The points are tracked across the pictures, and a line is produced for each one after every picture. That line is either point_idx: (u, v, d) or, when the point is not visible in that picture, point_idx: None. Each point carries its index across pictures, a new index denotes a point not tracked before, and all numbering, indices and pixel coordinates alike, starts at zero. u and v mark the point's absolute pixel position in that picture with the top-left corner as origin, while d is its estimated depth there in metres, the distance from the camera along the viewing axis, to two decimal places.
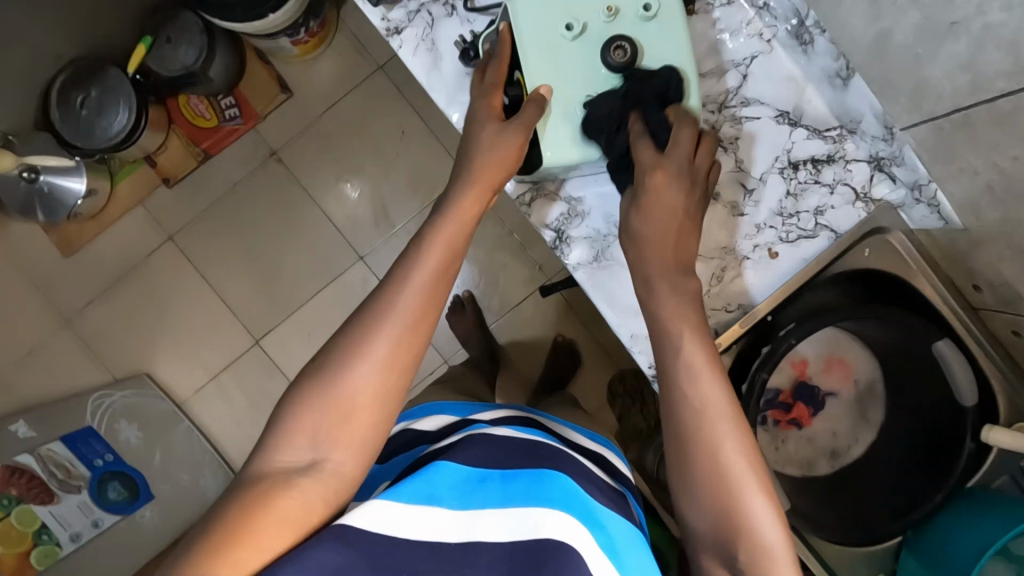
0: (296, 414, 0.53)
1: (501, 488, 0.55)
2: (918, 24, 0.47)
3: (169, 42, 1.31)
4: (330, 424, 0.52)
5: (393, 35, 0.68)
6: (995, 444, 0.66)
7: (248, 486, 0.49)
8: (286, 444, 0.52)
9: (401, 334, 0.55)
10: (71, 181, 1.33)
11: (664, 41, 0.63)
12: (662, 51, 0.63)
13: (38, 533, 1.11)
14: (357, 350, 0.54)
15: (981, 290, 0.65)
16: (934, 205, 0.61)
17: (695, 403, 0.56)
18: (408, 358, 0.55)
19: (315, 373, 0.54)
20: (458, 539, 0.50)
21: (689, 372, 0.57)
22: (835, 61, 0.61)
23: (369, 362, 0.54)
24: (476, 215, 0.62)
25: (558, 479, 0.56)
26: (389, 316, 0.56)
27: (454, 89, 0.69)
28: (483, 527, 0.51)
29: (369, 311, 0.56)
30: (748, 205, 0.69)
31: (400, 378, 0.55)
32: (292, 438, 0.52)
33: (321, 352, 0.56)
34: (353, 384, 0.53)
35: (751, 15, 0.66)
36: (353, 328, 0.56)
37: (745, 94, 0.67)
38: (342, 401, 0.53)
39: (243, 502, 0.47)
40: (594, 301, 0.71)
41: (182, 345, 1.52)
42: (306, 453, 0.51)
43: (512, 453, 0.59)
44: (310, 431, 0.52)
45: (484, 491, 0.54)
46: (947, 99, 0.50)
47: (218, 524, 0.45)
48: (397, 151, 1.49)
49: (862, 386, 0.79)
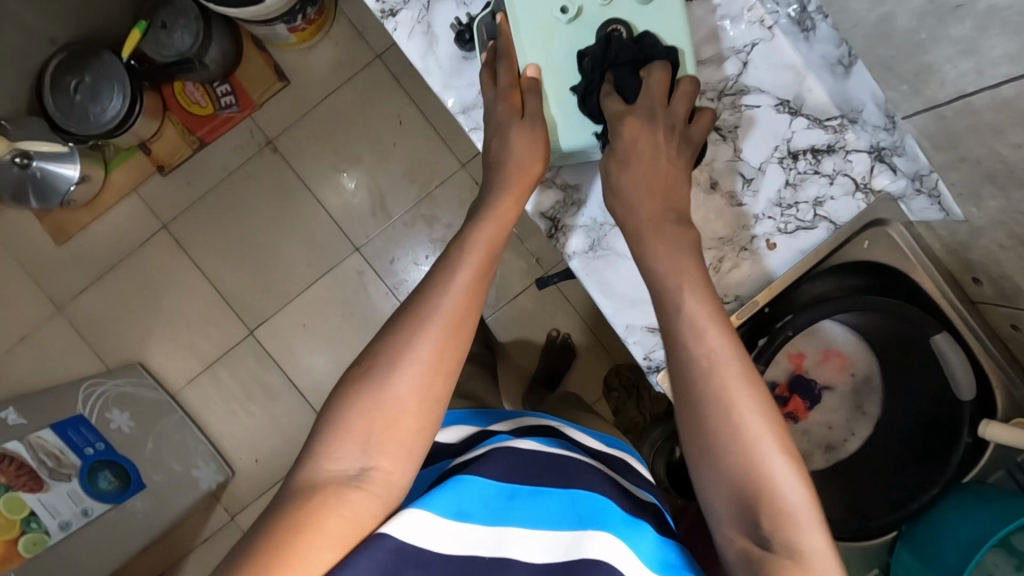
0: (345, 421, 0.53)
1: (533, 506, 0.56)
2: (921, 8, 0.46)
3: (163, 27, 1.29)
4: (379, 431, 0.53)
5: (388, 18, 0.67)
6: (992, 439, 0.65)
7: (300, 496, 0.49)
8: (336, 451, 0.52)
9: (443, 340, 0.55)
10: (64, 167, 1.32)
11: (661, 25, 0.61)
12: (658, 37, 0.61)
13: (27, 520, 1.05)
14: (401, 357, 0.54)
15: (980, 282, 0.64)
16: (935, 195, 0.60)
17: (706, 362, 0.53)
18: (451, 362, 0.55)
19: (361, 379, 0.54)
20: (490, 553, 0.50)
21: (696, 329, 0.54)
22: (837, 48, 0.59)
23: (413, 370, 0.54)
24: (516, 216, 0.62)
25: (594, 500, 0.57)
26: (432, 320, 0.55)
27: (450, 73, 0.67)
28: (513, 542, 0.51)
29: (412, 315, 0.56)
30: (746, 194, 0.68)
31: (444, 383, 0.55)
32: (341, 446, 0.52)
33: (365, 356, 0.56)
34: (398, 390, 0.53)
35: (752, 1, 0.65)
36: (395, 332, 0.56)
37: (744, 82, 0.66)
38: (388, 410, 0.53)
39: (298, 513, 0.48)
40: (590, 291, 0.71)
41: (175, 335, 1.51)
42: (356, 460, 0.52)
43: (540, 469, 0.60)
44: (360, 438, 0.52)
45: (513, 507, 0.55)
46: (949, 86, 0.49)
47: (275, 534, 0.46)
48: (394, 141, 1.48)
49: (859, 379, 0.78)
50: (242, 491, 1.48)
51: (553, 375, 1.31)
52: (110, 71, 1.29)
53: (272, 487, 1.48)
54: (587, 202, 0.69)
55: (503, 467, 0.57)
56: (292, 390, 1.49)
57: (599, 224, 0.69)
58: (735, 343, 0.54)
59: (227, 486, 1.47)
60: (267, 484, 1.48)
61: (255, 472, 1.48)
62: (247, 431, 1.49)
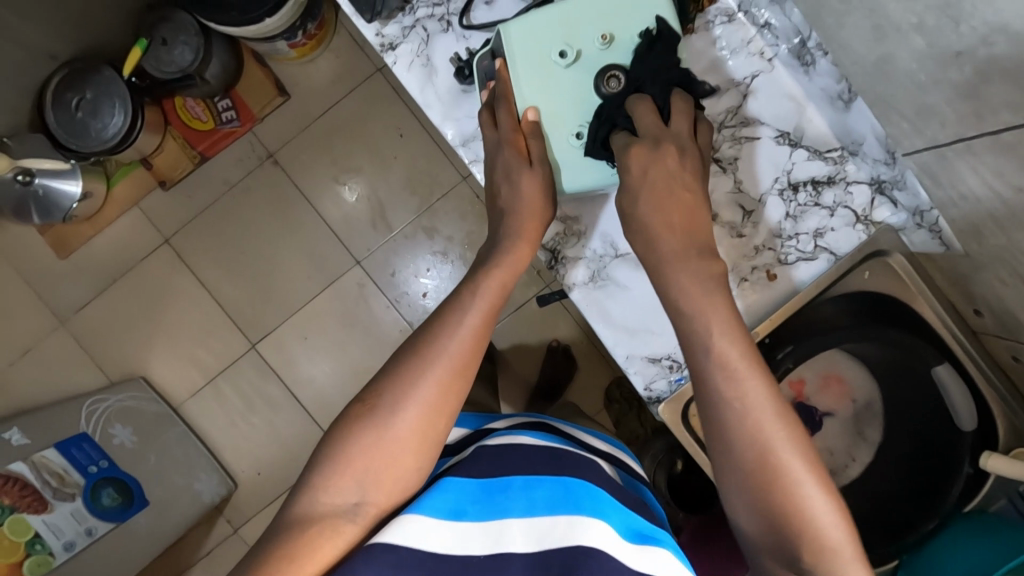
0: (345, 455, 0.53)
1: (525, 494, 0.56)
2: (921, 51, 0.46)
3: (164, 43, 1.29)
4: (377, 467, 0.53)
5: (387, 51, 0.67)
6: (993, 471, 0.65)
7: (295, 528, 0.50)
8: (332, 485, 0.52)
9: (446, 380, 0.56)
10: (66, 183, 1.33)
11: None
12: None
13: (32, 543, 1.06)
14: (402, 395, 0.55)
15: (982, 314, 0.64)
16: (936, 230, 0.60)
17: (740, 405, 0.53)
18: (451, 404, 0.56)
19: (364, 417, 0.55)
20: (487, 551, 0.50)
21: (726, 367, 0.54)
22: (837, 83, 0.59)
23: (414, 409, 0.55)
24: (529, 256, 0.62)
25: (595, 492, 0.56)
26: (436, 362, 0.56)
27: (449, 105, 0.67)
28: (510, 538, 0.52)
29: (417, 354, 0.57)
30: (746, 226, 0.68)
31: (443, 423, 0.56)
32: (338, 479, 0.52)
33: (368, 393, 0.56)
34: (399, 429, 0.54)
35: (752, 33, 0.65)
36: (398, 370, 0.56)
37: (745, 114, 0.66)
38: (388, 446, 0.53)
39: (292, 546, 0.48)
40: (590, 322, 0.71)
41: (177, 348, 1.51)
42: (353, 494, 0.52)
43: (541, 463, 0.59)
44: (357, 473, 0.53)
45: (508, 502, 0.55)
46: (950, 127, 0.49)
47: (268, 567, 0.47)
48: (394, 153, 1.48)
49: (860, 405, 0.77)
50: (244, 504, 1.48)
51: (554, 389, 1.31)
52: (110, 87, 1.28)
53: (274, 499, 1.48)
54: (587, 233, 0.69)
55: (500, 467, 0.58)
56: (293, 403, 1.50)
57: (599, 255, 0.69)
58: (769, 385, 0.54)
59: (229, 498, 1.48)
60: (269, 497, 1.48)
61: (257, 485, 1.49)
62: (250, 443, 1.50)
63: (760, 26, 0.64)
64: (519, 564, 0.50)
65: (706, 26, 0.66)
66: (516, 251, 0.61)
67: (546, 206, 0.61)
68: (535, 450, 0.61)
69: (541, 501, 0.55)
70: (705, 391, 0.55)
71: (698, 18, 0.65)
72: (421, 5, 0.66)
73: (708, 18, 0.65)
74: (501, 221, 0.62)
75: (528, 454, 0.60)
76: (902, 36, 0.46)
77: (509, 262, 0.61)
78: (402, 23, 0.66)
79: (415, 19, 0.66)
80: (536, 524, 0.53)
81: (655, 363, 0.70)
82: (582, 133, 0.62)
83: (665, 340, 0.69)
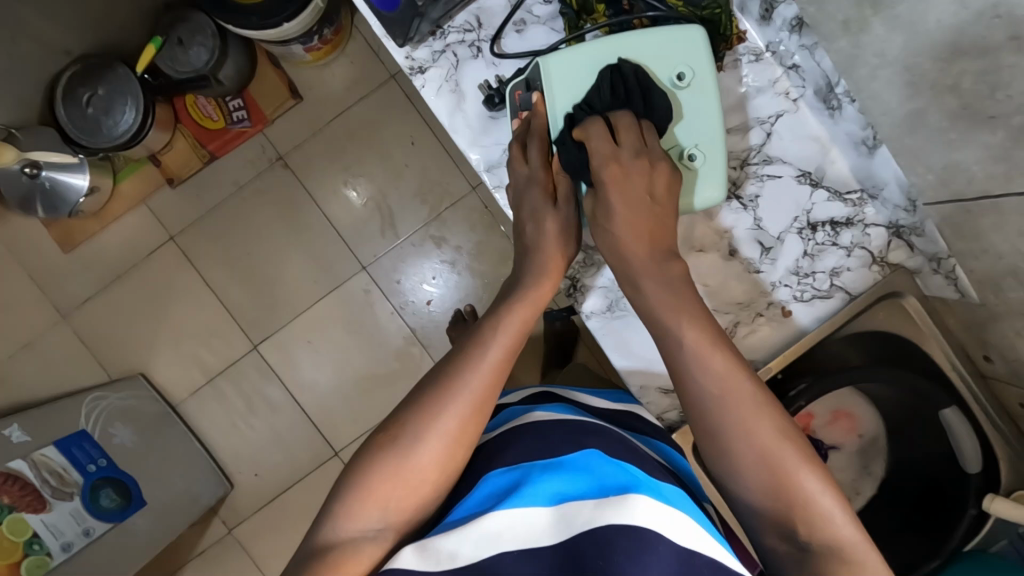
0: (366, 483, 0.53)
1: (548, 474, 0.53)
2: (954, 110, 0.47)
3: (180, 43, 1.29)
4: (398, 495, 0.52)
5: (416, 74, 0.68)
6: (994, 513, 0.67)
7: (319, 557, 0.49)
8: (352, 513, 0.52)
9: (467, 410, 0.55)
10: (74, 177, 1.32)
11: (693, 113, 0.60)
12: (689, 124, 0.60)
13: (30, 542, 1.04)
14: (424, 424, 0.54)
15: (993, 361, 0.65)
16: (952, 277, 0.62)
17: (722, 407, 0.52)
18: (472, 434, 0.56)
19: (385, 448, 0.54)
20: (517, 545, 0.47)
21: (707, 367, 0.54)
22: (863, 130, 0.61)
23: (435, 438, 0.54)
24: (551, 293, 0.62)
25: (619, 471, 0.53)
26: (456, 395, 0.56)
27: (477, 131, 0.68)
28: (540, 528, 0.48)
29: (439, 384, 0.57)
30: (764, 262, 0.69)
31: (464, 453, 0.55)
32: (358, 507, 0.52)
33: (390, 423, 0.56)
34: (421, 458, 0.53)
35: (778, 73, 0.66)
36: (419, 401, 0.56)
37: (767, 152, 0.67)
38: (410, 475, 0.53)
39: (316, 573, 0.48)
40: (606, 351, 0.71)
41: (180, 347, 1.51)
42: (375, 520, 0.51)
43: (562, 441, 0.58)
44: (378, 501, 0.52)
45: (534, 486, 0.51)
46: (977, 184, 0.50)
47: None
48: (405, 159, 1.48)
49: (865, 439, 0.78)
50: (240, 506, 1.48)
51: None
52: (124, 84, 1.28)
53: (271, 503, 1.48)
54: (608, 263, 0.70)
55: (519, 449, 0.57)
56: (294, 406, 1.49)
57: (618, 285, 0.70)
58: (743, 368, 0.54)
59: (226, 499, 1.48)
60: (265, 499, 1.48)
61: (255, 488, 1.48)
62: (249, 445, 1.49)
63: (787, 67, 0.65)
64: (551, 558, 0.46)
65: (735, 64, 0.67)
66: (537, 287, 0.61)
67: (569, 240, 0.62)
68: (555, 425, 0.61)
69: (565, 481, 0.52)
70: (689, 396, 0.54)
71: (727, 55, 0.67)
72: (452, 30, 0.66)
73: (736, 56, 0.67)
74: (526, 254, 0.63)
75: (549, 431, 0.60)
76: (936, 95, 0.47)
77: (530, 294, 0.61)
78: (432, 47, 0.67)
79: (446, 44, 0.67)
80: (563, 510, 0.49)
81: (669, 394, 0.71)
82: None
83: None
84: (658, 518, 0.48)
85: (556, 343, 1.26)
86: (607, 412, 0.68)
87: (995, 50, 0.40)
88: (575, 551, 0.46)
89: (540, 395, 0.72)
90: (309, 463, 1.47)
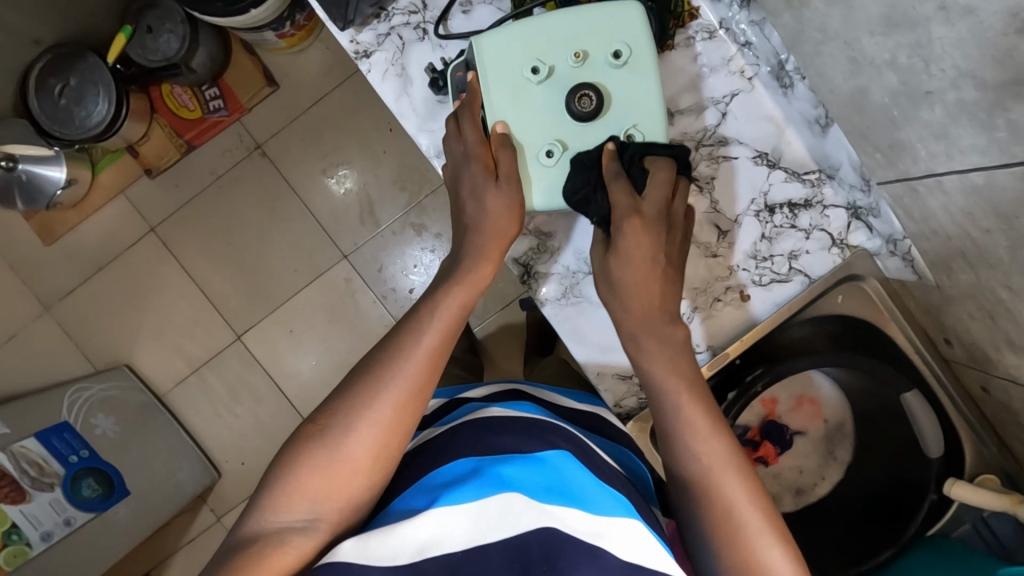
0: (296, 474, 0.52)
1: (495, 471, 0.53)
2: (894, 87, 0.45)
3: (149, 31, 1.29)
4: (330, 487, 0.52)
5: (362, 58, 0.66)
6: (956, 498, 0.66)
7: (243, 549, 0.48)
8: (282, 505, 0.51)
9: (401, 398, 0.55)
10: (50, 169, 1.32)
11: (630, 91, 0.59)
12: (626, 104, 0.59)
13: (9, 533, 1.05)
14: (357, 412, 0.54)
15: (952, 344, 0.63)
16: (908, 258, 0.60)
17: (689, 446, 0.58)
18: (408, 423, 0.55)
19: (315, 438, 0.53)
20: (463, 544, 0.47)
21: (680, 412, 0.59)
22: (815, 108, 0.59)
23: (368, 427, 0.53)
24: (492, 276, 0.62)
25: (562, 475, 0.54)
26: (390, 383, 0.55)
27: (425, 116, 0.67)
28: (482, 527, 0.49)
29: (372, 372, 0.56)
30: (722, 245, 0.67)
31: (398, 444, 0.55)
32: (287, 498, 0.51)
33: (321, 413, 0.55)
34: (353, 448, 0.53)
35: (733, 51, 0.64)
36: (352, 389, 0.56)
37: (723, 133, 0.65)
38: (342, 464, 0.52)
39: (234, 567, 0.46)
40: (562, 337, 0.70)
41: (163, 338, 1.51)
42: (304, 510, 0.51)
43: (505, 438, 0.58)
44: (307, 493, 0.51)
45: (469, 484, 0.51)
46: (921, 162, 0.48)
47: None
48: (384, 146, 1.46)
49: (831, 426, 0.77)
50: (227, 493, 1.50)
51: None
52: (95, 74, 1.27)
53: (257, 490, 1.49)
54: (563, 251, 0.69)
55: (468, 445, 0.58)
56: (279, 394, 1.50)
57: (573, 272, 0.69)
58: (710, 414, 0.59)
59: (212, 488, 1.50)
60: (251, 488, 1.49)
61: (241, 475, 1.50)
62: (235, 434, 1.50)
63: (741, 44, 0.63)
64: (497, 558, 0.47)
65: (688, 42, 0.64)
66: (480, 271, 0.60)
67: (514, 223, 0.60)
68: (502, 419, 0.62)
69: (509, 479, 0.52)
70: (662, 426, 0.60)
71: (678, 33, 0.64)
72: (396, 12, 0.65)
73: (689, 34, 0.64)
74: (468, 246, 0.62)
75: (495, 425, 0.60)
76: (877, 72, 0.46)
77: (471, 277, 0.60)
78: (377, 29, 0.65)
79: (390, 26, 0.65)
80: (502, 508, 0.50)
81: (625, 381, 0.71)
82: (552, 150, 0.59)
83: None
84: (587, 527, 0.50)
85: (532, 329, 1.25)
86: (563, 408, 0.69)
87: (925, 22, 0.38)
88: (520, 552, 0.48)
89: (505, 390, 0.72)
90: None
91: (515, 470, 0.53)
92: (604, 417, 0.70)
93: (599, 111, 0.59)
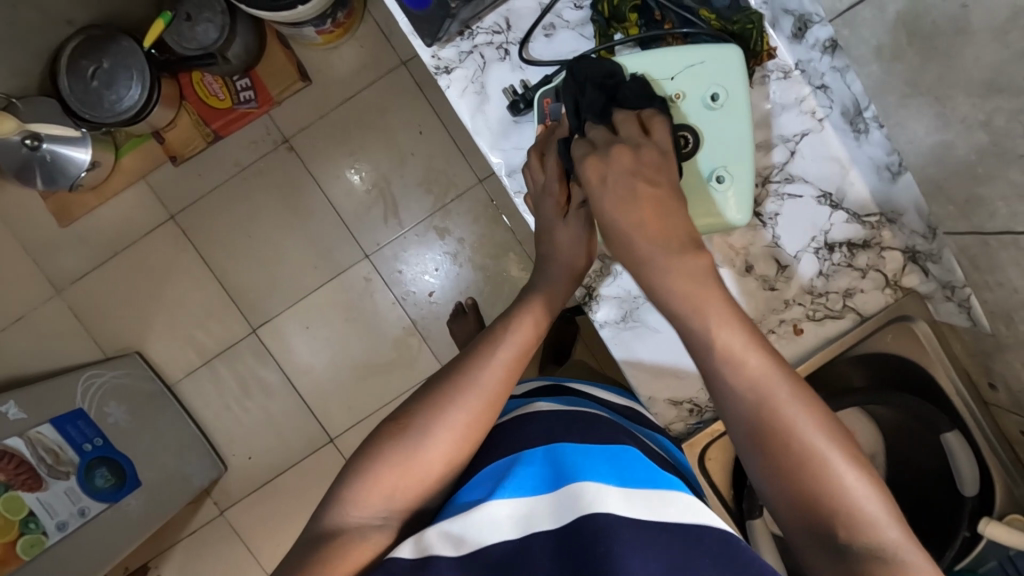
0: (374, 471, 0.53)
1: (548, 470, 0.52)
2: (985, 147, 0.47)
3: (189, 19, 1.26)
4: (405, 487, 0.52)
5: (442, 74, 0.70)
6: (990, 537, 0.67)
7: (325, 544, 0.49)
8: (360, 500, 0.51)
9: (478, 407, 0.56)
10: (75, 150, 1.28)
11: (726, 131, 0.62)
12: (718, 143, 0.62)
13: (25, 521, 1.03)
14: (436, 418, 0.54)
15: (996, 389, 0.66)
16: (965, 306, 0.62)
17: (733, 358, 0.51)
18: (480, 431, 0.56)
19: (396, 436, 0.54)
20: (516, 535, 0.46)
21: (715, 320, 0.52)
22: (887, 155, 0.61)
23: (445, 432, 0.54)
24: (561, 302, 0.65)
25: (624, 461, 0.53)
26: (469, 391, 0.56)
27: (500, 135, 0.71)
28: (538, 518, 0.47)
29: (452, 379, 0.57)
30: (779, 280, 0.69)
31: (469, 451, 0.55)
32: (364, 494, 0.52)
33: (401, 414, 0.56)
34: (431, 452, 0.53)
35: (806, 93, 0.67)
36: (431, 392, 0.57)
37: (789, 171, 0.68)
38: (418, 467, 0.53)
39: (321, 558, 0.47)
40: (616, 359, 0.72)
41: (176, 327, 1.50)
42: (380, 509, 0.51)
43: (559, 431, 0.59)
44: (384, 490, 0.52)
45: (528, 480, 0.51)
46: (1000, 220, 0.50)
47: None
48: (413, 148, 1.46)
49: (863, 456, 0.81)
50: (233, 487, 1.49)
51: None
52: (130, 58, 1.25)
53: (264, 486, 1.48)
54: (624, 274, 0.70)
55: (530, 441, 0.58)
56: (290, 390, 1.49)
57: (633, 295, 0.71)
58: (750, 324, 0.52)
59: (218, 481, 1.48)
60: (257, 483, 1.48)
61: (249, 471, 1.49)
62: (244, 429, 1.49)
63: (815, 88, 0.66)
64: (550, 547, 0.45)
65: (762, 81, 0.68)
66: None
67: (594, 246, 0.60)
68: (558, 415, 0.62)
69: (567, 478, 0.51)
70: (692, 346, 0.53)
71: (755, 71, 0.67)
72: (480, 31, 0.69)
73: (765, 72, 0.67)
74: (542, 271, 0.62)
75: (547, 420, 0.61)
76: (968, 130, 0.47)
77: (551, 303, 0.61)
78: (459, 47, 0.69)
79: (473, 45, 0.69)
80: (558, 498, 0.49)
81: (676, 406, 0.72)
82: None
83: (689, 382, 0.71)
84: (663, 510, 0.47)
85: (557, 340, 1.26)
86: (613, 405, 0.69)
87: None
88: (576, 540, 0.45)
89: (547, 387, 0.73)
90: (304, 447, 1.48)
91: (572, 470, 0.52)
92: (642, 415, 0.70)
93: (694, 151, 0.62)
